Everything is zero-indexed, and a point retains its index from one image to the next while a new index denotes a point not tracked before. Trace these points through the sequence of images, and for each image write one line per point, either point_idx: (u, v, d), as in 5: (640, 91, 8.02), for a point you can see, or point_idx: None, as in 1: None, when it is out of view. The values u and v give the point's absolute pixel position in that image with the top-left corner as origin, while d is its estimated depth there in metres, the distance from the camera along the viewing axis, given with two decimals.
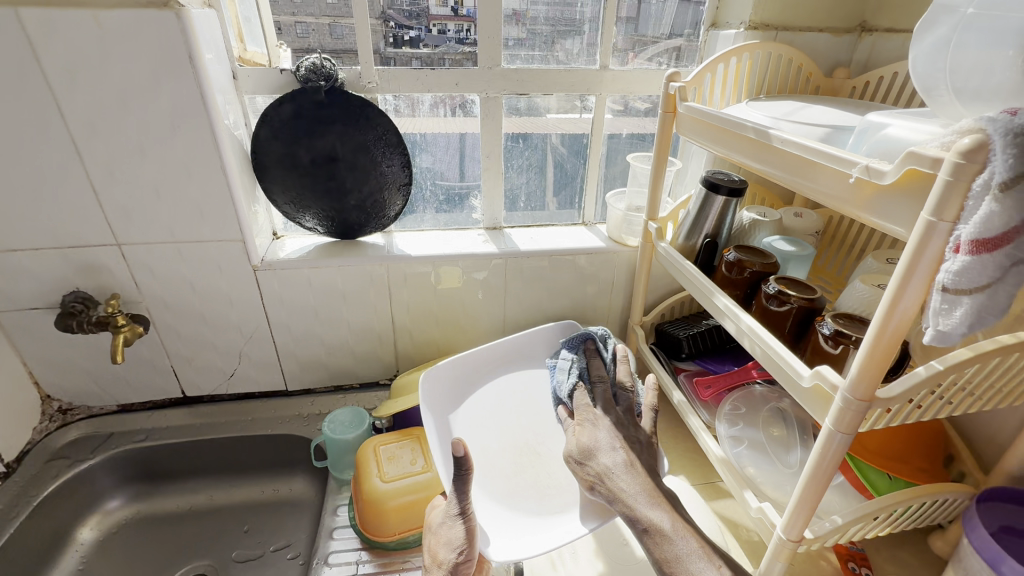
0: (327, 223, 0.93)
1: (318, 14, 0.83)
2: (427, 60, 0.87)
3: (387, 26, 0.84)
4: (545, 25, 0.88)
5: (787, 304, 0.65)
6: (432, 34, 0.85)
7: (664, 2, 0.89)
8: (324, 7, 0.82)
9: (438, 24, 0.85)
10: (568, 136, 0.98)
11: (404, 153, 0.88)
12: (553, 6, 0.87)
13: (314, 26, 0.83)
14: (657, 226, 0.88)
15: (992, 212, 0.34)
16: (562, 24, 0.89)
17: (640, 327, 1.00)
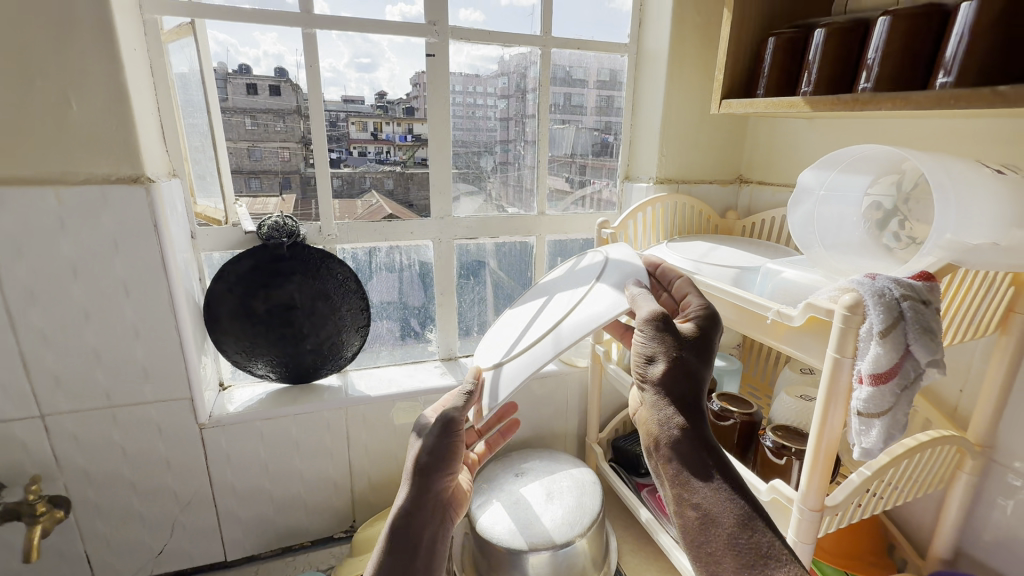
0: (280, 369, 0.91)
1: (236, 138, 0.85)
2: (349, 180, 0.92)
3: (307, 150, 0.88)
4: (460, 147, 0.97)
5: (730, 418, 0.73)
6: (353, 155, 0.91)
7: (563, 129, 1.02)
8: (244, 133, 0.85)
9: (358, 147, 0.91)
10: (503, 257, 1.06)
11: (363, 297, 0.92)
12: (465, 131, 0.96)
13: (231, 149, 0.85)
14: (603, 348, 0.96)
15: (879, 353, 0.44)
16: (475, 146, 0.98)
17: (598, 445, 1.04)
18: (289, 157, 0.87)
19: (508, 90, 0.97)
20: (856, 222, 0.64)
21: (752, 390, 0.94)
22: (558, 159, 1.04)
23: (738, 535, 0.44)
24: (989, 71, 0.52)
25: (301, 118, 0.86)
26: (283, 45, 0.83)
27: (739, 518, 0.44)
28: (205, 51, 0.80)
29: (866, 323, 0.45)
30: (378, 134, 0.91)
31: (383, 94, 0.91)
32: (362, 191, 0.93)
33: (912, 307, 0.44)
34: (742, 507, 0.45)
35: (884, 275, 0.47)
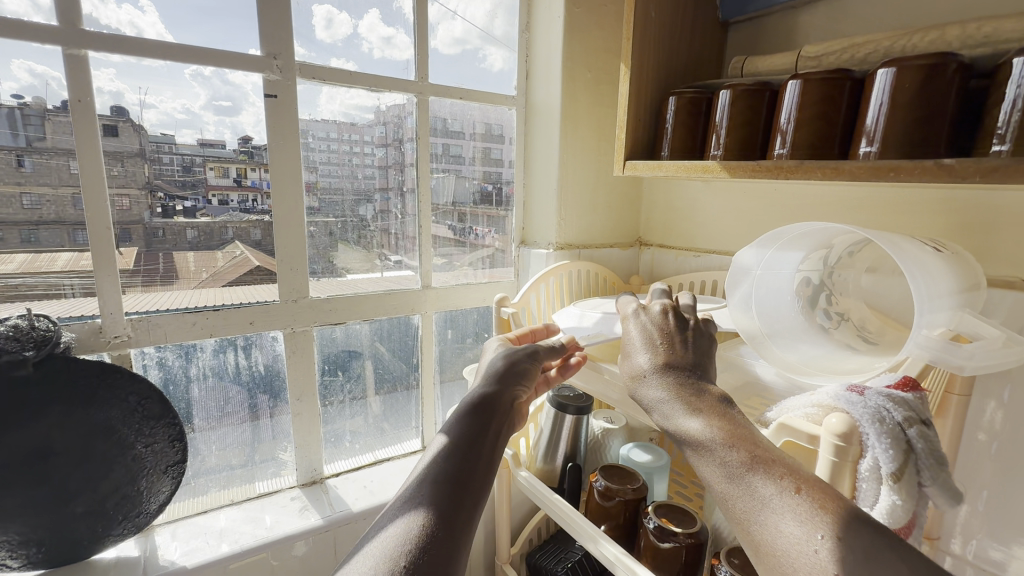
0: (28, 549, 0.58)
1: (58, 183, 0.59)
2: (204, 230, 0.68)
3: (153, 197, 0.65)
4: (341, 194, 0.78)
5: (673, 541, 0.59)
6: (212, 205, 0.68)
7: (443, 174, 0.87)
8: (70, 176, 0.60)
9: (218, 195, 0.69)
10: (377, 330, 0.85)
11: (173, 421, 0.64)
12: (341, 163, 0.77)
13: (54, 197, 0.59)
14: (512, 450, 0.79)
15: (894, 504, 0.34)
16: (354, 194, 0.79)
17: (510, 565, 0.85)
18: (130, 206, 0.64)
19: (386, 139, 0.81)
20: (790, 301, 0.57)
21: (676, 478, 0.81)
22: (444, 209, 0.88)
23: (731, 492, 0.33)
24: (912, 143, 0.46)
25: (146, 162, 0.64)
26: (124, 83, 0.61)
27: (731, 471, 0.34)
28: (14, 83, 0.56)
29: (866, 457, 0.34)
30: (243, 180, 0.70)
31: (251, 139, 0.70)
32: (224, 242, 0.70)
33: (920, 435, 0.34)
34: (740, 458, 0.34)
35: (871, 388, 0.37)
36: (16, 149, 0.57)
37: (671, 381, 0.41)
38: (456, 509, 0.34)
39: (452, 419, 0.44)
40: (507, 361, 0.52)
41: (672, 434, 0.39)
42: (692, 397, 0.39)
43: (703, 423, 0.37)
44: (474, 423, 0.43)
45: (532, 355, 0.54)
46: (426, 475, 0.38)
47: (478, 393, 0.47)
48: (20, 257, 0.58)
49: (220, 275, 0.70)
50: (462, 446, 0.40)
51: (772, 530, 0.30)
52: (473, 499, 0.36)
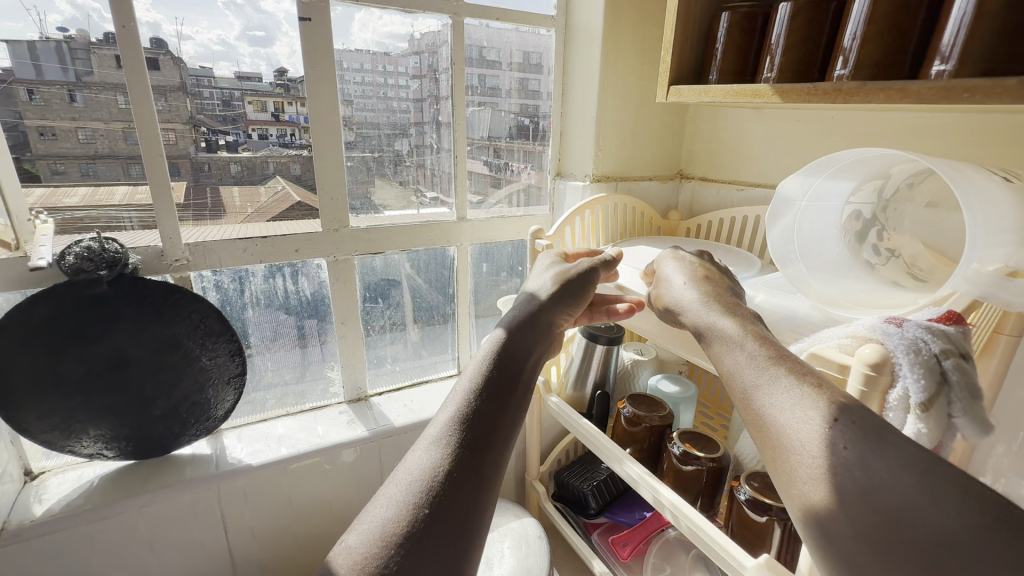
0: (119, 443, 0.67)
1: (108, 118, 0.62)
2: (247, 164, 0.71)
3: (197, 132, 0.67)
4: (374, 129, 0.78)
5: (696, 464, 0.62)
6: (252, 139, 0.70)
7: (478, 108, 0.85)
8: (117, 111, 0.62)
9: (257, 129, 0.70)
10: (419, 264, 0.88)
11: (233, 338, 0.70)
12: (377, 98, 0.77)
13: (104, 131, 0.62)
14: (543, 377, 0.83)
15: (921, 431, 0.34)
16: (388, 127, 0.79)
17: (539, 482, 0.92)
18: (176, 140, 0.66)
19: (420, 70, 0.79)
20: (835, 235, 0.55)
21: (702, 410, 0.83)
22: (478, 142, 0.87)
23: (750, 380, 0.35)
24: (994, 58, 0.42)
25: (187, 96, 0.65)
26: (160, 13, 0.62)
27: (756, 363, 0.35)
28: (58, 15, 0.58)
29: (896, 386, 0.34)
30: (280, 115, 0.71)
31: (285, 72, 0.70)
32: (266, 178, 0.72)
33: (956, 367, 0.34)
34: (766, 354, 0.36)
35: (911, 320, 0.37)
36: (67, 83, 0.60)
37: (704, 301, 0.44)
38: (471, 466, 0.35)
39: (487, 354, 0.44)
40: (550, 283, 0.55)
41: (704, 335, 0.41)
42: (726, 304, 0.43)
43: (736, 325, 0.39)
44: (505, 362, 0.43)
45: (578, 275, 0.56)
46: (440, 422, 0.38)
47: (511, 334, 0.47)
48: (81, 190, 0.63)
49: (264, 211, 0.73)
50: (495, 386, 0.41)
51: (778, 410, 0.32)
52: (489, 453, 0.36)
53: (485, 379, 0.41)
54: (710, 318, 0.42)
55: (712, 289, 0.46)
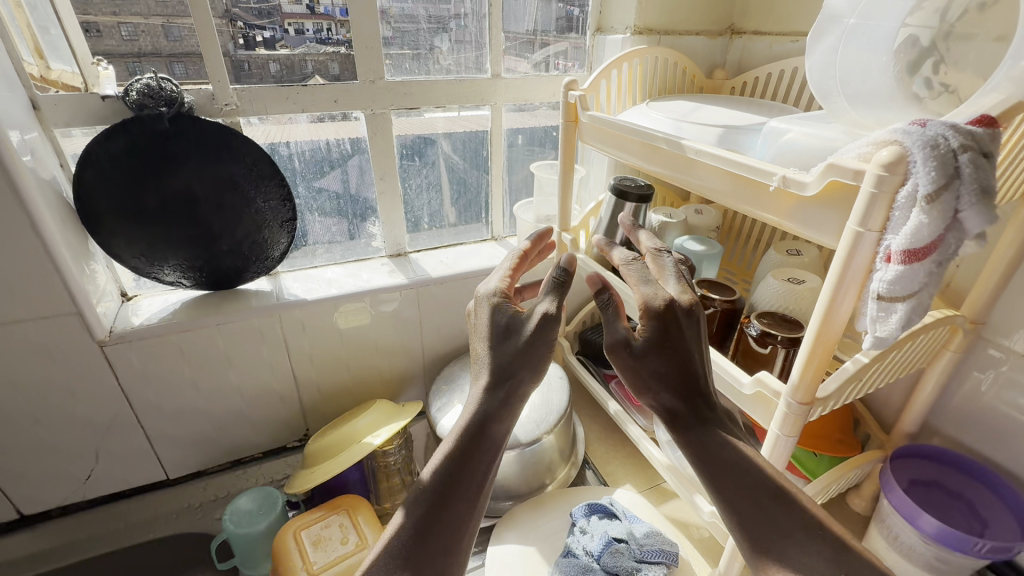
0: (194, 275, 0.77)
1: (147, 13, 0.67)
2: (286, 63, 0.74)
3: (233, 27, 0.70)
4: (410, 22, 0.79)
5: (711, 307, 0.65)
6: (289, 34, 0.74)
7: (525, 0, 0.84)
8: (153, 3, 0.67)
9: (294, 23, 0.73)
10: (458, 138, 0.91)
11: (283, 184, 0.75)
12: None
13: (143, 26, 0.67)
14: (570, 237, 0.86)
15: (921, 222, 0.35)
16: (432, 20, 0.80)
17: (564, 338, 0.99)
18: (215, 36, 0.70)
19: None
20: (885, 65, 0.51)
21: (729, 275, 0.89)
22: (517, 37, 0.86)
23: (761, 519, 0.46)
24: None
25: None
26: None
27: (756, 496, 0.47)
28: None
29: (907, 184, 0.35)
30: (316, 7, 0.73)
31: None
32: (305, 79, 0.76)
33: (971, 161, 0.34)
34: (770, 487, 0.47)
35: (935, 121, 0.36)
36: None
37: (681, 401, 0.49)
38: (437, 559, 0.45)
39: (443, 457, 0.49)
40: (518, 350, 0.49)
41: (697, 454, 0.49)
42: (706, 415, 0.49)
43: (733, 449, 0.48)
44: (472, 454, 0.48)
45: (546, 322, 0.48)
46: (414, 506, 0.47)
47: (473, 425, 0.49)
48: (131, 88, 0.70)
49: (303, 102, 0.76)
50: (450, 484, 0.48)
51: (794, 555, 0.44)
52: (450, 541, 0.46)
53: (452, 475, 0.48)
54: (698, 435, 0.49)
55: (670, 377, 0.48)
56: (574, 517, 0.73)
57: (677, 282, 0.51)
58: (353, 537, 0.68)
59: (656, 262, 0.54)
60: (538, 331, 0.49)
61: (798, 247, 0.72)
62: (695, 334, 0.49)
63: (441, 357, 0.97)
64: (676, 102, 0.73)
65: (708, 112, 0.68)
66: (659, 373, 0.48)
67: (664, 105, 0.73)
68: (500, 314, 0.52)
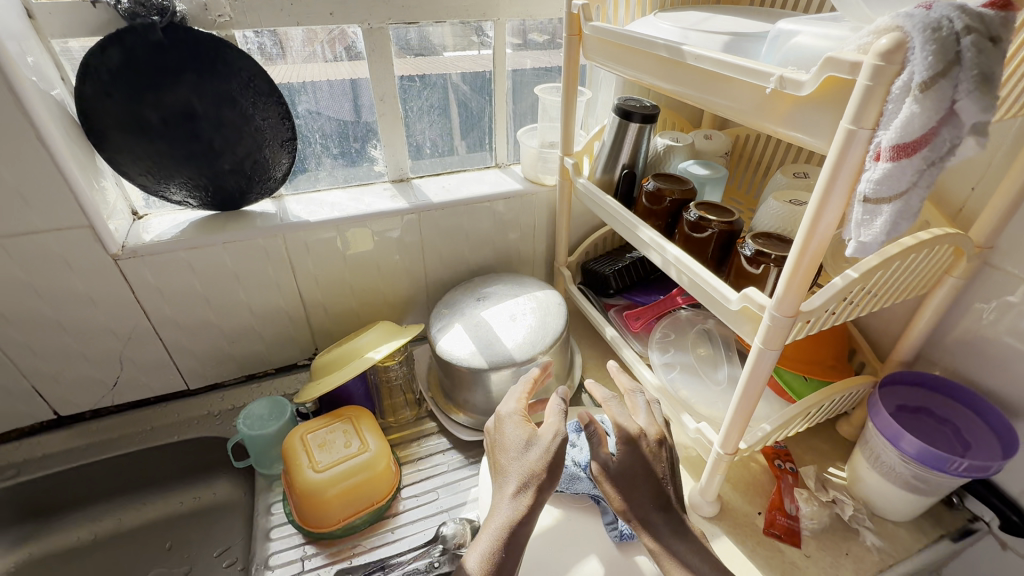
0: (200, 194, 0.78)
1: None
2: None
3: None
4: None
5: (708, 229, 0.65)
6: None
7: None
8: None
9: None
10: (471, 75, 0.91)
11: (280, 101, 0.75)
12: None
13: None
14: (573, 161, 0.84)
15: (913, 113, 0.33)
16: None
17: (566, 268, 0.99)
18: None
19: None
20: None
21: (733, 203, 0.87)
22: None
23: None
24: None
25: None
26: None
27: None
28: None
29: (904, 74, 0.33)
30: None
31: None
32: None
33: (973, 45, 0.33)
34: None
35: (941, 5, 0.34)
36: None
37: (661, 513, 0.58)
38: None
39: (493, 545, 0.55)
40: (537, 457, 0.58)
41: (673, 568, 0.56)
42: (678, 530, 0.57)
43: (692, 547, 0.57)
44: (506, 550, 0.55)
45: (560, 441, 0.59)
46: None
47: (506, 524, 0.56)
48: None
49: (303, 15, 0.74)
50: (517, 549, 0.56)
51: None
52: None
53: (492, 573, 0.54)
54: (670, 534, 0.57)
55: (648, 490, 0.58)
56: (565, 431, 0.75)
57: (648, 415, 0.63)
58: (355, 441, 0.73)
59: (630, 398, 0.65)
60: (557, 450, 0.59)
61: (806, 169, 0.70)
62: (664, 465, 0.59)
63: (444, 284, 0.99)
64: (685, 11, 0.69)
65: (717, 20, 0.64)
66: (646, 511, 0.57)
67: (673, 15, 0.68)
68: (515, 430, 0.62)
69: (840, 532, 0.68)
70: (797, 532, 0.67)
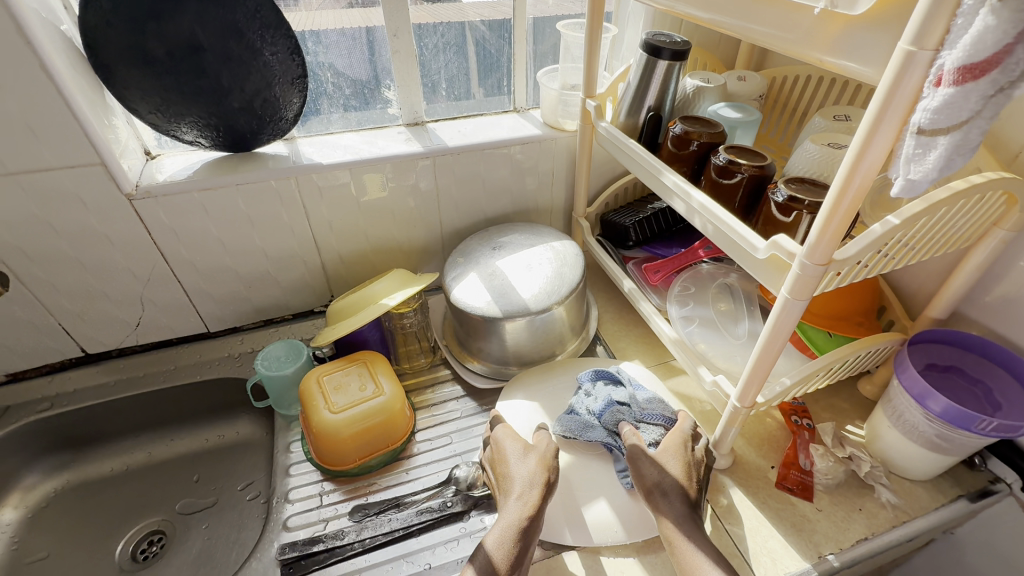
0: (212, 134, 0.77)
1: None
2: None
3: None
4: None
5: (737, 174, 0.61)
6: None
7: None
8: None
9: None
10: (493, 23, 0.88)
11: (289, 35, 0.72)
12: None
13: None
14: (596, 104, 0.80)
15: (987, 26, 0.30)
16: None
17: (585, 219, 0.96)
18: None
19: None
20: None
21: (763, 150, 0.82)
22: None
23: None
24: None
25: None
26: None
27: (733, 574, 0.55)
28: None
29: None
30: None
31: None
32: None
33: None
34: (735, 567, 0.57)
35: None
36: None
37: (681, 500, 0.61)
38: None
39: (507, 532, 0.59)
40: (539, 460, 0.65)
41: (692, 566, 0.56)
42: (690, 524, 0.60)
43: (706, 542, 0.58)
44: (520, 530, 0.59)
45: (553, 449, 0.67)
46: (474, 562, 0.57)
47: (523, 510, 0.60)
48: None
49: None
50: (532, 541, 0.59)
51: None
52: None
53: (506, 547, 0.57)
54: (688, 524, 0.59)
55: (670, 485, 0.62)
56: (580, 381, 0.75)
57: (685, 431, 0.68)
58: (370, 384, 0.74)
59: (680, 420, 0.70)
60: (553, 453, 0.66)
61: (848, 112, 0.65)
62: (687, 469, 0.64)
63: (459, 232, 0.97)
64: None
65: None
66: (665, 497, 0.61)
67: None
68: (502, 435, 0.69)
69: (854, 488, 0.67)
70: (809, 487, 0.67)
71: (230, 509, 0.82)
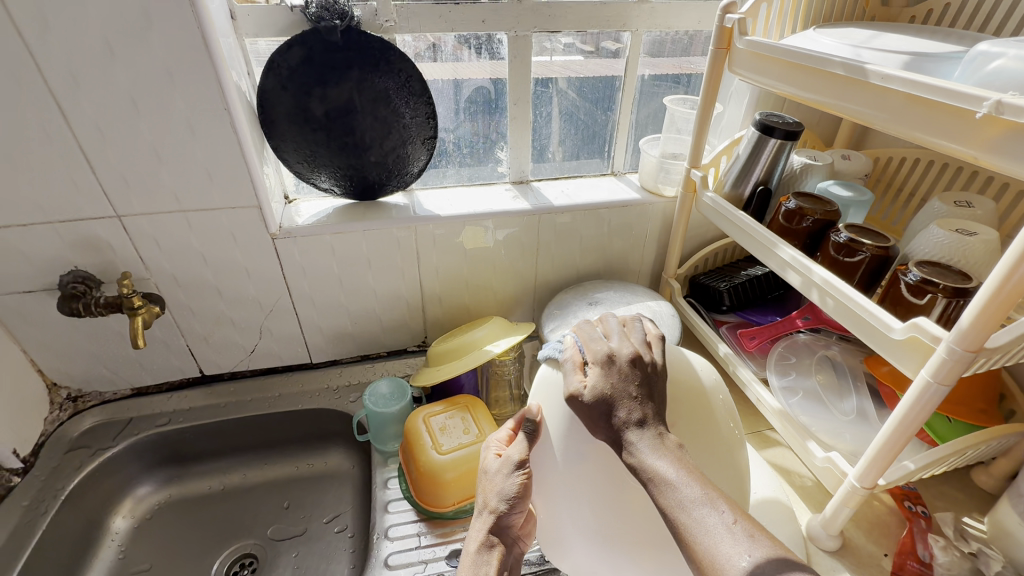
0: (345, 183, 0.84)
1: None
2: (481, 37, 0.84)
3: None
4: None
5: (860, 252, 0.63)
6: None
7: None
8: None
9: None
10: (580, 82, 0.91)
11: (429, 102, 0.80)
12: None
13: None
14: (701, 174, 0.84)
15: None
16: None
17: (675, 279, 0.98)
18: None
19: None
20: None
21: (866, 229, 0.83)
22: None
23: (702, 528, 0.46)
24: None
25: None
26: None
27: (682, 496, 0.48)
28: None
29: None
30: None
31: None
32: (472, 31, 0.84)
33: None
34: (697, 493, 0.48)
35: None
36: None
37: (630, 385, 0.55)
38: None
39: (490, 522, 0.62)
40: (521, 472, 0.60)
41: (640, 469, 0.51)
42: (670, 453, 0.51)
43: (671, 468, 0.50)
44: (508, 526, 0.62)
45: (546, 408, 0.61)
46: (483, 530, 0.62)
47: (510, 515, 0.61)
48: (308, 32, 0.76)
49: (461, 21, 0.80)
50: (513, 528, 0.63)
51: (709, 545, 0.45)
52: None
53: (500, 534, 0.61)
54: (638, 442, 0.52)
55: (619, 375, 0.56)
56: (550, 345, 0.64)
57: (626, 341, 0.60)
58: (473, 429, 0.76)
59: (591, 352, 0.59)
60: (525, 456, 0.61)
61: (970, 197, 0.66)
62: (636, 385, 0.56)
63: (551, 285, 1.01)
64: (844, 28, 0.68)
65: (886, 38, 0.62)
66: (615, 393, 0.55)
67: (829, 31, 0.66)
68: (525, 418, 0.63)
69: None
70: None
71: (318, 540, 0.84)
